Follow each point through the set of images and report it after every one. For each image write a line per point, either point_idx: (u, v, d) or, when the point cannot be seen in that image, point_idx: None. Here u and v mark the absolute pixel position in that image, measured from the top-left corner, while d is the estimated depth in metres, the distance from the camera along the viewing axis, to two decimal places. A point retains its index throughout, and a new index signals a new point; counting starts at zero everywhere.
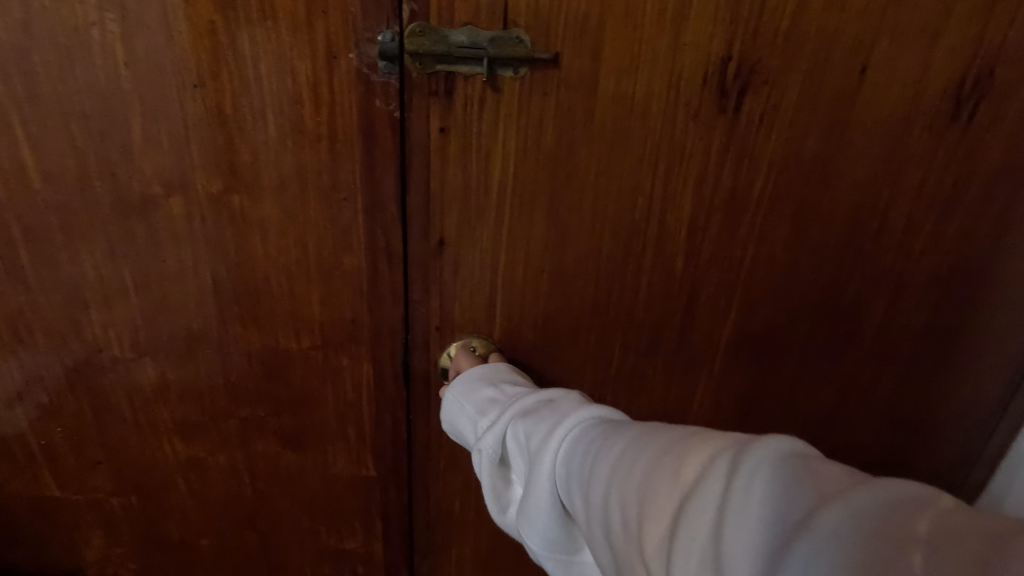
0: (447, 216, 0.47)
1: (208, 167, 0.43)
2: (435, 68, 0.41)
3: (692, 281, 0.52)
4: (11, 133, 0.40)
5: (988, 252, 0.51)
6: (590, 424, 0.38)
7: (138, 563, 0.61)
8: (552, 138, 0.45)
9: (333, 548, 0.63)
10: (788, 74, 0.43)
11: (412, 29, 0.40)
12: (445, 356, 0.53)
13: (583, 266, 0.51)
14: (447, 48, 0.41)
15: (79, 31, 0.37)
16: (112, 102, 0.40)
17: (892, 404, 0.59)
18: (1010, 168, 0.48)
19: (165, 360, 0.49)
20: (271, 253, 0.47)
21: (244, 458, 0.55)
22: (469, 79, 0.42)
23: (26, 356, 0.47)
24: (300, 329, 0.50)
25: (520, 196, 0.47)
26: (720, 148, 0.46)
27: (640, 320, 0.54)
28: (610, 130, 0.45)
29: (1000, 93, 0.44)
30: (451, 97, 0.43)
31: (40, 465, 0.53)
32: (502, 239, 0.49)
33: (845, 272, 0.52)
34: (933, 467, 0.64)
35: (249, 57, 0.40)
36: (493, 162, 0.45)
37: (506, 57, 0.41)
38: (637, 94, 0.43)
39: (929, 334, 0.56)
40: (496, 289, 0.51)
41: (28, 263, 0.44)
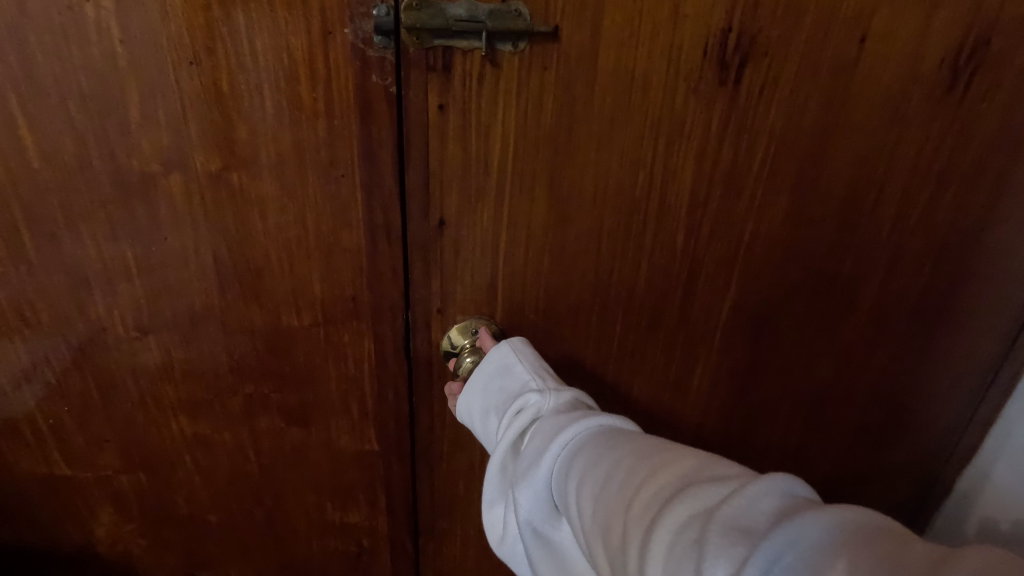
0: (447, 197, 0.47)
1: (205, 145, 0.43)
2: (433, 43, 0.41)
3: (693, 258, 0.52)
4: (10, 112, 0.40)
5: (981, 222, 0.52)
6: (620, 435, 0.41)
7: (149, 540, 0.60)
8: (552, 115, 0.44)
9: (339, 522, 0.65)
10: (789, 44, 0.43)
11: (408, 3, 0.39)
12: (446, 339, 0.54)
13: (583, 246, 0.51)
14: (445, 21, 0.40)
15: (74, 9, 0.37)
16: (109, 80, 0.40)
17: (886, 375, 0.60)
18: (1009, 138, 0.48)
19: (170, 337, 0.50)
20: (271, 231, 0.47)
21: (250, 433, 0.56)
22: (468, 54, 0.42)
23: (32, 335, 0.48)
24: (301, 307, 0.51)
25: (520, 175, 0.47)
26: (721, 121, 0.46)
27: (641, 299, 0.54)
28: (609, 106, 0.44)
29: (997, 62, 0.44)
30: (449, 72, 0.42)
31: (48, 445, 0.53)
32: (503, 218, 0.49)
33: (843, 246, 0.52)
34: (925, 438, 0.65)
35: (243, 33, 0.39)
36: (493, 140, 0.45)
37: (505, 32, 0.41)
38: (637, 68, 0.43)
39: (924, 304, 0.56)
40: (498, 270, 0.51)
41: (31, 243, 0.44)
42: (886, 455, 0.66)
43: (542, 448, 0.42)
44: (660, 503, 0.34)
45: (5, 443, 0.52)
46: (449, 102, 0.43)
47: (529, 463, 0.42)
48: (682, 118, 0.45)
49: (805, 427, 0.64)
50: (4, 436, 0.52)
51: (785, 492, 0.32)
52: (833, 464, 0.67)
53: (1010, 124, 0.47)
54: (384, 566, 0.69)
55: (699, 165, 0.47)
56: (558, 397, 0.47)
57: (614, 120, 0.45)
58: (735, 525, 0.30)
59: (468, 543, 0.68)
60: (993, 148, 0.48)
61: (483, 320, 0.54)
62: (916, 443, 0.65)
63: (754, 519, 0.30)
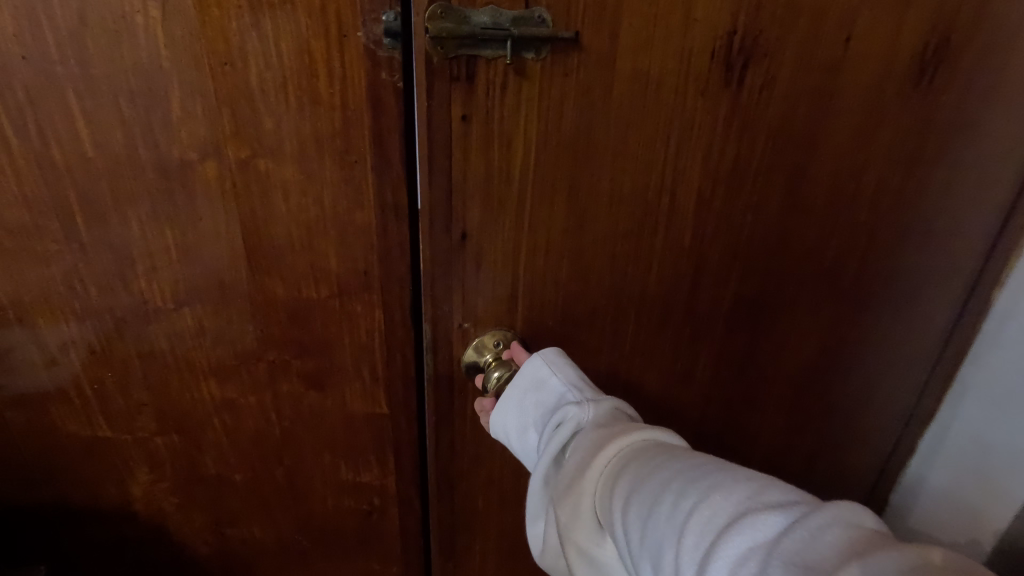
0: (469, 209, 0.54)
1: (237, 135, 0.49)
2: (459, 52, 0.47)
3: (698, 251, 0.60)
4: (67, 106, 0.46)
5: (940, 195, 0.63)
6: (664, 450, 0.46)
7: (181, 498, 0.67)
8: (571, 123, 0.51)
9: (353, 481, 0.71)
10: (784, 46, 0.51)
11: (439, 16, 0.45)
12: (472, 351, 0.62)
13: (601, 246, 0.58)
14: (473, 30, 0.46)
15: (127, 17, 0.43)
16: (155, 78, 0.46)
17: (866, 335, 0.71)
18: (962, 124, 0.59)
19: (202, 308, 0.56)
20: (292, 211, 0.53)
21: (273, 398, 0.63)
22: (491, 62, 0.48)
23: (81, 307, 0.54)
24: (319, 280, 0.57)
25: (546, 177, 0.53)
26: (726, 121, 0.53)
27: (652, 296, 0.62)
28: (627, 110, 0.51)
29: (953, 56, 0.55)
30: (473, 77, 0.48)
31: (93, 408, 0.59)
32: (524, 222, 0.55)
33: (827, 227, 0.62)
34: (900, 382, 0.77)
35: (271, 36, 0.46)
36: (517, 145, 0.51)
37: (528, 36, 0.47)
38: (652, 71, 0.50)
39: (899, 273, 0.67)
40: (518, 277, 0.58)
41: (82, 223, 0.50)
42: (856, 407, 0.79)
43: (584, 463, 0.47)
44: (715, 532, 0.37)
45: (54, 408, 0.58)
46: (466, 105, 0.49)
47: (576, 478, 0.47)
48: (694, 122, 0.53)
49: (791, 394, 0.74)
50: (53, 400, 0.58)
51: (849, 523, 0.35)
52: (802, 418, 0.77)
53: (964, 113, 0.58)
54: (393, 524, 0.76)
55: (708, 167, 0.56)
56: (598, 408, 0.53)
57: (635, 126, 0.52)
58: (799, 560, 0.34)
59: (490, 512, 0.76)
60: (949, 135, 0.59)
61: (503, 333, 0.61)
62: (882, 396, 0.79)
63: (817, 553, 0.34)
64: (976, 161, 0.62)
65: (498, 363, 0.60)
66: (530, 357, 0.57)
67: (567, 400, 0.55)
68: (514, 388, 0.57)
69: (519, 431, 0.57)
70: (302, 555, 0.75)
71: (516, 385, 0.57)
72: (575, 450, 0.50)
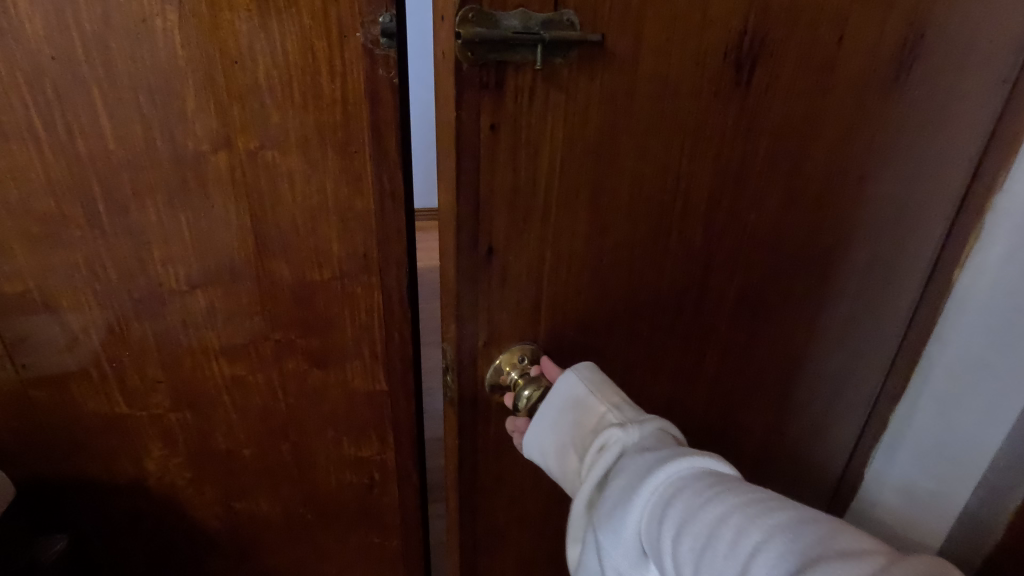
0: (494, 221, 0.48)
1: (246, 129, 0.54)
2: (488, 58, 0.41)
3: (707, 252, 0.59)
4: (91, 103, 0.50)
5: (913, 179, 0.67)
6: (721, 486, 0.43)
7: (192, 473, 0.71)
8: (593, 126, 0.47)
9: (354, 456, 0.75)
10: (786, 45, 0.50)
11: (467, 17, 0.39)
12: (497, 368, 0.55)
13: (619, 255, 0.54)
14: (502, 31, 0.40)
15: (147, 21, 0.48)
16: (172, 76, 0.50)
17: (850, 317, 0.74)
18: (933, 114, 0.63)
19: (214, 290, 0.60)
20: (297, 199, 0.58)
21: (279, 375, 0.67)
22: (519, 68, 0.42)
23: (102, 290, 0.58)
24: (322, 263, 0.61)
25: (567, 186, 0.49)
26: (734, 121, 0.52)
27: (664, 298, 0.60)
28: (648, 112, 0.48)
29: (925, 51, 0.58)
30: (500, 83, 0.42)
31: (111, 385, 0.63)
32: (546, 233, 0.50)
33: (818, 220, 0.63)
34: (877, 356, 0.82)
35: (278, 37, 0.50)
36: (541, 154, 0.46)
37: (560, 40, 0.42)
38: (670, 71, 0.47)
39: (877, 257, 0.71)
40: (542, 288, 0.53)
41: (104, 210, 0.54)
42: (846, 386, 0.82)
43: (632, 498, 0.44)
44: None
45: (75, 385, 0.62)
46: (491, 113, 0.43)
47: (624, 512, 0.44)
48: (713, 125, 0.51)
49: (795, 381, 0.76)
50: (74, 378, 0.62)
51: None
52: (801, 406, 0.79)
53: (933, 104, 0.62)
54: (392, 498, 0.80)
55: (729, 169, 0.55)
56: (642, 431, 0.48)
57: (659, 132, 0.49)
58: None
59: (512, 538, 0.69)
60: (921, 124, 0.63)
61: (529, 348, 0.55)
62: (869, 373, 0.83)
63: None
64: (942, 146, 0.66)
65: (526, 381, 0.54)
66: (562, 373, 0.52)
67: (607, 421, 0.50)
68: (545, 408, 0.52)
69: (556, 455, 0.52)
70: (306, 529, 0.80)
71: (548, 406, 0.52)
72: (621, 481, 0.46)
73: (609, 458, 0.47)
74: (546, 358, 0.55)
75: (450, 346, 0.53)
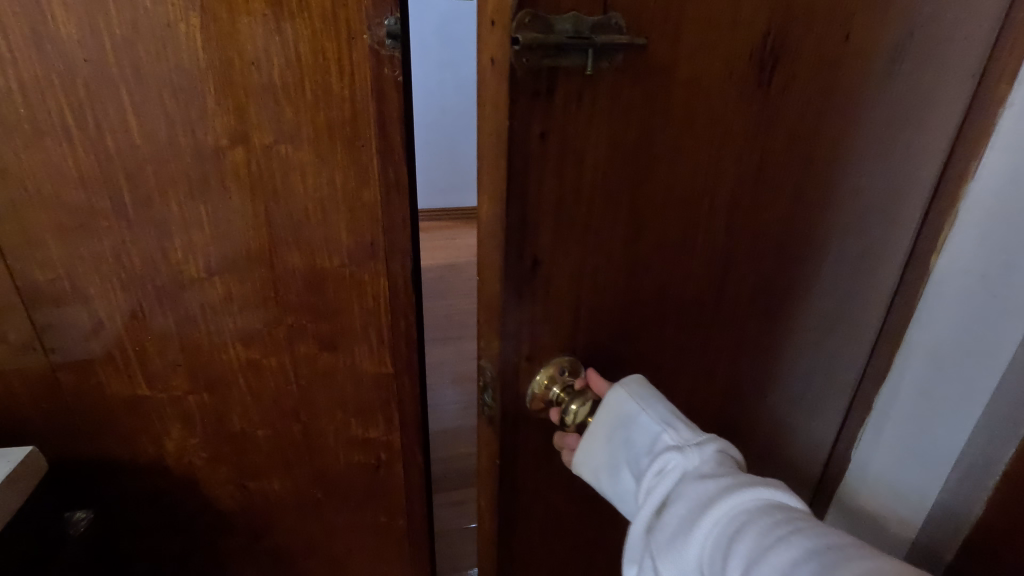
0: (540, 235, 0.42)
1: (262, 125, 0.58)
2: (541, 63, 0.36)
3: (727, 261, 0.54)
4: (120, 101, 0.54)
5: (903, 171, 0.64)
6: (789, 519, 0.40)
7: (208, 453, 0.75)
8: (630, 134, 0.42)
9: (362, 437, 0.79)
10: (804, 43, 0.47)
11: (521, 19, 0.34)
12: (537, 384, 0.48)
13: (649, 268, 0.49)
14: (549, 38, 0.35)
15: (171, 26, 0.52)
16: (194, 76, 0.54)
17: (835, 315, 0.71)
18: (924, 109, 0.60)
19: (231, 277, 0.64)
20: (309, 190, 0.62)
21: (291, 359, 0.71)
22: (568, 75, 0.38)
23: (126, 277, 0.62)
24: (332, 251, 0.66)
25: (601, 199, 0.43)
26: (756, 123, 0.48)
27: (689, 310, 0.55)
28: (680, 117, 0.43)
29: (924, 45, 0.55)
30: (547, 94, 0.37)
31: (134, 368, 0.67)
32: (587, 245, 0.45)
33: (819, 223, 0.60)
34: (856, 354, 0.78)
35: (292, 39, 0.55)
36: (583, 165, 0.41)
37: (610, 45, 0.37)
38: (701, 75, 0.42)
39: (863, 253, 0.67)
40: (581, 304, 0.47)
41: (130, 201, 0.59)
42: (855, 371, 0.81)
43: (692, 523, 0.42)
44: None
45: (99, 369, 0.66)
46: (532, 128, 0.38)
47: (681, 538, 0.42)
48: (765, 113, 0.48)
49: (798, 377, 0.73)
50: (99, 362, 0.66)
51: None
52: (815, 396, 0.78)
53: (926, 99, 0.60)
54: (398, 478, 0.84)
55: (777, 162, 0.52)
56: (702, 453, 0.45)
57: (716, 123, 0.45)
58: None
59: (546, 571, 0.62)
60: (913, 118, 0.60)
61: (569, 359, 0.49)
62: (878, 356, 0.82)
63: None
64: (928, 138, 0.64)
65: (569, 395, 0.48)
66: (612, 389, 0.47)
67: (663, 443, 0.46)
68: (594, 428, 0.48)
69: (606, 478, 0.48)
70: (316, 508, 0.83)
71: (597, 427, 0.48)
72: (678, 508, 0.43)
73: (666, 483, 0.45)
74: (592, 372, 0.49)
75: (490, 364, 0.46)
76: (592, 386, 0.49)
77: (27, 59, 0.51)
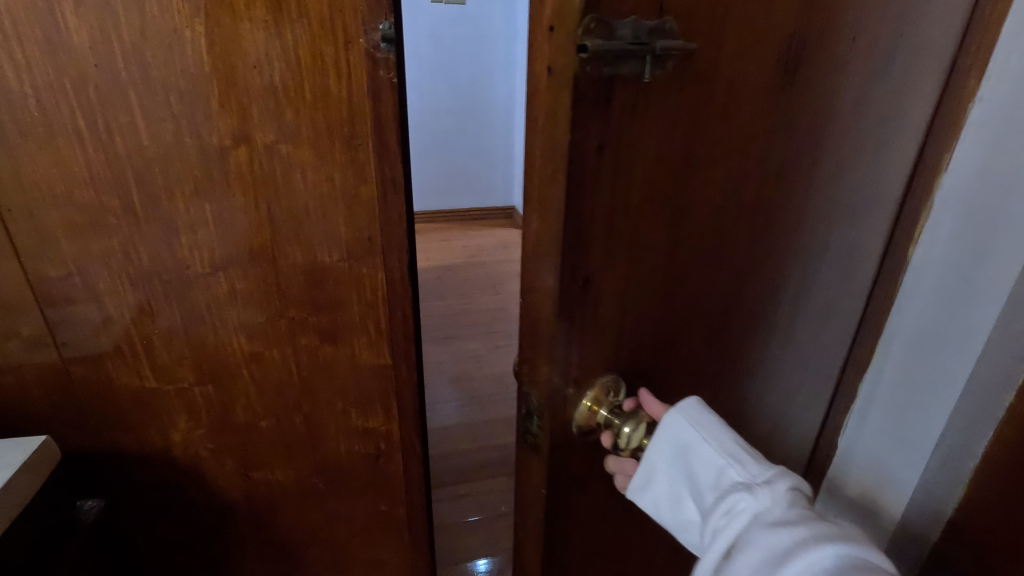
0: (591, 251, 0.40)
1: (264, 125, 0.61)
2: (602, 71, 0.34)
3: (750, 262, 0.54)
4: (129, 105, 0.57)
5: (892, 163, 0.64)
6: None
7: (214, 443, 0.77)
8: (676, 139, 0.40)
9: (362, 427, 0.82)
10: (824, 38, 0.46)
11: (587, 24, 0.32)
12: (583, 408, 0.45)
13: (686, 274, 0.48)
14: (613, 45, 0.33)
15: (177, 32, 0.55)
16: (198, 80, 0.57)
17: (825, 307, 0.69)
18: (913, 102, 0.61)
19: (234, 272, 0.67)
20: (309, 187, 0.65)
21: (293, 350, 0.74)
22: (626, 83, 0.36)
23: (135, 273, 0.65)
24: (331, 246, 0.68)
25: (647, 208, 0.42)
26: (783, 120, 0.47)
27: (717, 315, 0.54)
28: (720, 118, 0.42)
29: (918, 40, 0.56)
30: (608, 103, 0.35)
31: (142, 361, 0.70)
32: (633, 258, 0.43)
33: (825, 219, 0.59)
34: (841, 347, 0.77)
35: (292, 43, 0.58)
36: (631, 175, 0.39)
37: (670, 50, 0.36)
38: (740, 73, 0.41)
39: (853, 243, 0.66)
40: (624, 320, 0.45)
41: (138, 200, 0.61)
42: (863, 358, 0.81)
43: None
44: None
45: (109, 362, 0.69)
46: (589, 138, 0.36)
47: None
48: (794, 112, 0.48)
49: (790, 373, 0.70)
50: (108, 356, 0.69)
51: None
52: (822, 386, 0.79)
53: (916, 93, 0.61)
54: (398, 467, 0.87)
55: (803, 156, 0.51)
56: (774, 496, 0.43)
57: (749, 121, 0.44)
58: None
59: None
60: (905, 109, 0.61)
61: (614, 378, 0.46)
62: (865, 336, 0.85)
63: None
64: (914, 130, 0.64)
65: (619, 418, 0.46)
66: (667, 413, 0.45)
67: (729, 479, 0.44)
68: (650, 455, 0.46)
69: (665, 509, 0.47)
70: (319, 497, 0.86)
71: (654, 454, 0.46)
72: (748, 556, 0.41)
73: (734, 526, 0.42)
74: (643, 393, 0.47)
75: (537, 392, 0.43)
76: (650, 411, 0.47)
77: (41, 66, 0.54)
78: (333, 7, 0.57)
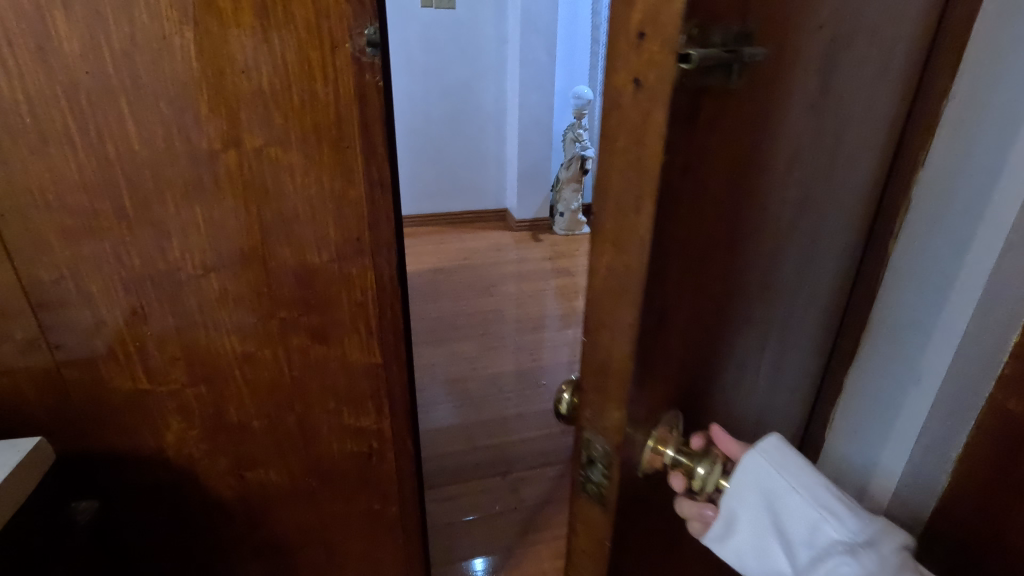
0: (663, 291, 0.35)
1: (252, 129, 0.62)
2: (697, 84, 0.29)
3: (775, 293, 0.50)
4: (119, 111, 0.58)
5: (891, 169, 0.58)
6: None
7: (207, 444, 0.78)
8: (725, 173, 0.36)
9: (354, 425, 0.83)
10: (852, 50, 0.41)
11: (691, 29, 0.27)
12: (649, 449, 0.40)
13: (719, 313, 0.43)
14: (710, 55, 0.28)
15: (166, 38, 0.56)
16: (188, 85, 0.58)
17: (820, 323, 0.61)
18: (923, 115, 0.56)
19: (225, 274, 0.68)
20: (298, 188, 0.66)
21: (284, 351, 0.75)
22: (712, 98, 0.31)
23: (126, 275, 0.66)
24: (321, 247, 0.70)
25: (698, 250, 0.37)
26: (809, 144, 0.42)
27: (744, 350, 0.49)
28: (760, 148, 0.37)
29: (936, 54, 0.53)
30: (694, 123, 0.30)
31: (134, 363, 0.71)
32: (690, 296, 0.38)
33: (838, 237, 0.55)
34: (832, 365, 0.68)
35: (279, 49, 0.59)
36: (694, 215, 0.34)
37: (755, 56, 0.31)
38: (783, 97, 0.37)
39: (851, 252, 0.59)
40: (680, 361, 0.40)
41: (130, 204, 0.62)
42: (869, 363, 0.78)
43: None
44: None
45: (102, 365, 0.70)
46: (677, 159, 0.31)
47: None
48: (848, 108, 0.45)
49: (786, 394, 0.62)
50: (101, 359, 0.69)
51: None
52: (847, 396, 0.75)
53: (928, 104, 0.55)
54: (391, 465, 0.88)
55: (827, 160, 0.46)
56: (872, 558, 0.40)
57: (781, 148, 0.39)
58: None
59: None
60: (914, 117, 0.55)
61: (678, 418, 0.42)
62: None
63: None
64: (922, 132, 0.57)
65: (693, 459, 0.41)
66: (749, 454, 0.42)
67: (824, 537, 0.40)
68: (730, 501, 0.42)
69: (747, 562, 0.43)
70: (312, 496, 0.87)
71: (733, 501, 0.42)
72: None
73: None
74: (715, 429, 0.45)
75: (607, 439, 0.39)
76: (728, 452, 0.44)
77: (33, 73, 0.55)
78: (319, 13, 0.59)
